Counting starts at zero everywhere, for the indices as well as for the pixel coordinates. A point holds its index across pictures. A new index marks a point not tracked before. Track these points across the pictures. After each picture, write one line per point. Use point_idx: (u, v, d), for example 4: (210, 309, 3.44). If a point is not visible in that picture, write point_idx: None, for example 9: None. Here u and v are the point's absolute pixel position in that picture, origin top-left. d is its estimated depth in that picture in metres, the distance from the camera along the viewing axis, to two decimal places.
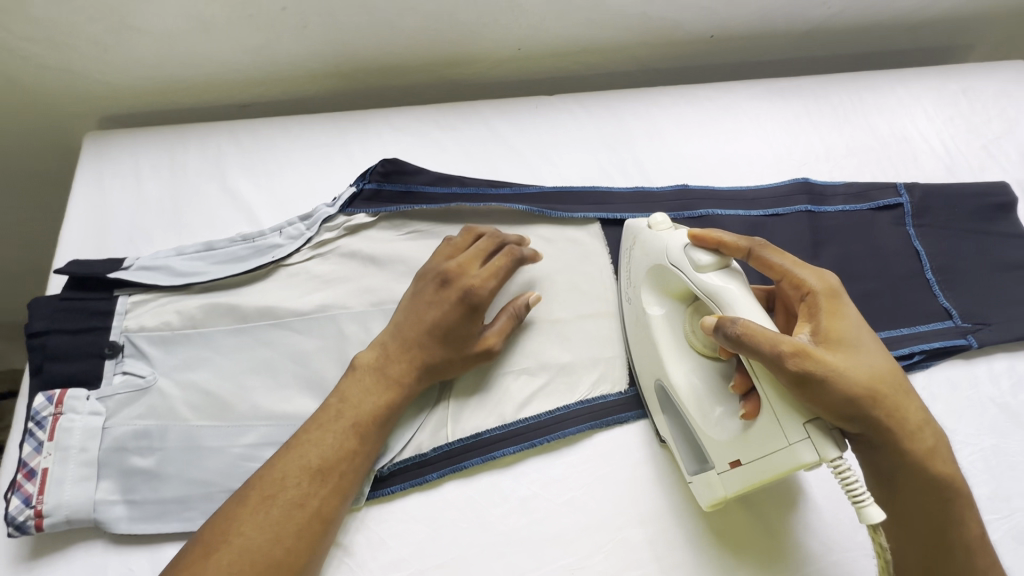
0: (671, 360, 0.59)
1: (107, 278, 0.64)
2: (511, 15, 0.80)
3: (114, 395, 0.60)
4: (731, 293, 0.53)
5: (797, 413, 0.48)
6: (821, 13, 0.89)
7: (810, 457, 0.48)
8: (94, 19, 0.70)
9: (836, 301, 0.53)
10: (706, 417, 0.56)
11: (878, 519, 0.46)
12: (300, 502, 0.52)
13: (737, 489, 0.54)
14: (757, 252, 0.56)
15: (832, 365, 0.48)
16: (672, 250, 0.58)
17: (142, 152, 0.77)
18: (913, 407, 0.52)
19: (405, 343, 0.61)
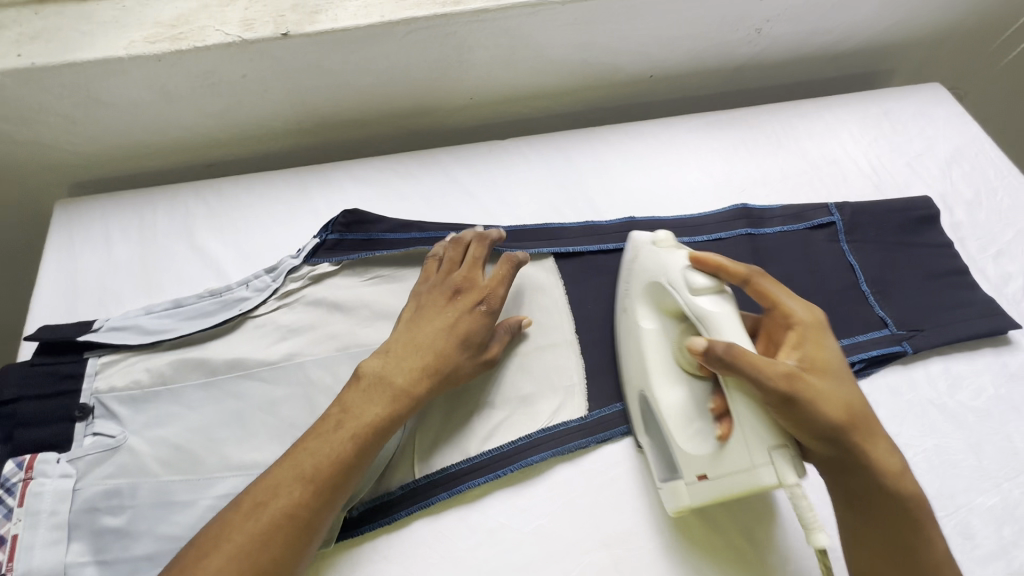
0: (654, 376, 0.62)
1: (77, 342, 0.66)
2: (459, 70, 0.85)
3: (85, 456, 0.61)
4: (717, 318, 0.56)
5: (766, 438, 0.54)
6: (748, 50, 0.96)
7: (772, 480, 0.54)
8: (61, 96, 0.74)
9: (818, 333, 0.58)
10: (683, 431, 0.59)
11: (823, 544, 0.52)
12: (291, 511, 0.54)
13: (703, 501, 0.59)
14: (754, 279, 0.60)
15: (812, 389, 0.53)
16: (673, 271, 0.61)
17: (111, 216, 0.80)
18: (879, 436, 0.56)
19: (414, 354, 0.63)
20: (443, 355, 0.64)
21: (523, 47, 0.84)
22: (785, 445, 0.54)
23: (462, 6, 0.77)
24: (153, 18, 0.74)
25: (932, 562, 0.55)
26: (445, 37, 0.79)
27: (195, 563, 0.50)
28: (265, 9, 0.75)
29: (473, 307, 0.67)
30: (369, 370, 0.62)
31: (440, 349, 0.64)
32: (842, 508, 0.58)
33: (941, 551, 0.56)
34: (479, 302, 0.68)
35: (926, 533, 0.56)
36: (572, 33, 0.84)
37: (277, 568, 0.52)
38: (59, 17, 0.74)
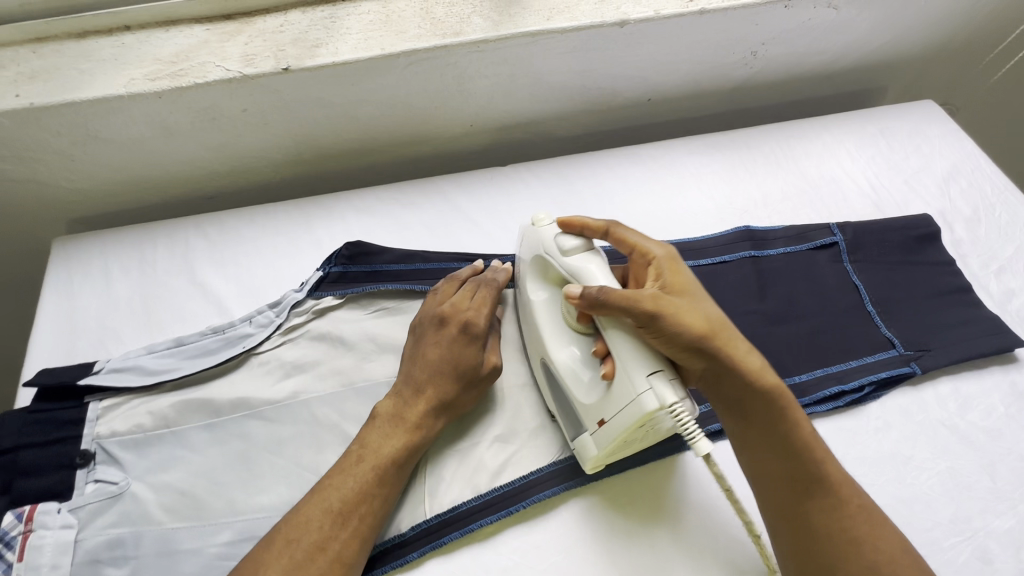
0: (548, 340, 0.65)
1: (77, 386, 0.65)
2: (461, 99, 0.85)
3: (86, 505, 0.59)
4: (591, 269, 0.61)
5: (642, 366, 0.54)
6: (745, 72, 0.97)
7: (653, 405, 0.52)
8: (60, 134, 0.73)
9: (674, 264, 0.61)
10: (578, 384, 0.61)
11: (706, 450, 0.52)
12: (322, 545, 0.54)
13: (607, 447, 0.58)
14: (613, 229, 0.64)
15: (674, 305, 0.55)
16: (546, 241, 0.66)
17: (110, 252, 0.79)
18: (741, 344, 0.57)
19: (417, 388, 0.64)
20: (440, 387, 0.64)
21: (523, 75, 0.85)
22: (664, 366, 0.54)
23: (462, 36, 0.77)
24: (153, 55, 0.74)
25: (814, 452, 0.56)
26: (447, 67, 0.80)
27: None
28: (265, 44, 0.75)
29: (463, 336, 0.66)
30: (381, 409, 0.63)
31: (438, 380, 0.64)
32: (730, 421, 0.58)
33: (815, 438, 0.57)
34: (467, 329, 0.67)
35: (800, 424, 0.56)
36: (571, 60, 0.85)
37: None
38: (58, 56, 0.73)
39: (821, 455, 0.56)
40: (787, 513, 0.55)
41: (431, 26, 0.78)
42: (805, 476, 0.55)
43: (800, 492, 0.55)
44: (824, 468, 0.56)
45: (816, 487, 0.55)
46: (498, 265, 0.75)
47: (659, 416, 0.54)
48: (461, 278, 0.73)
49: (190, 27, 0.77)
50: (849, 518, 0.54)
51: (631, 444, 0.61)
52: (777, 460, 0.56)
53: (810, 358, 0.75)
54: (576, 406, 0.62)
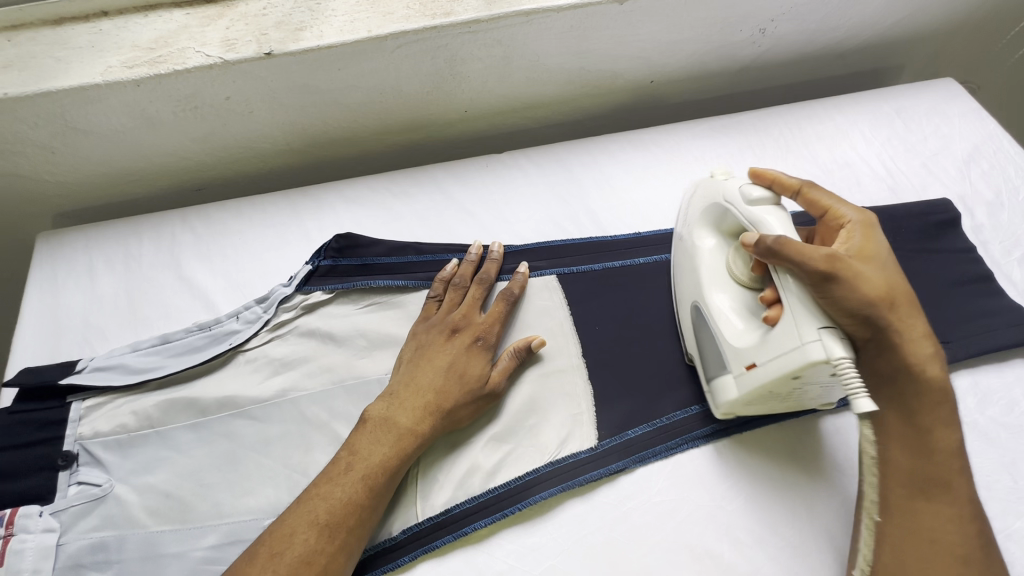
0: (706, 285, 0.65)
1: (59, 385, 0.63)
2: (454, 84, 0.82)
3: (68, 508, 0.58)
4: (770, 221, 0.60)
5: (813, 317, 0.53)
6: (752, 52, 0.92)
7: (819, 356, 0.52)
8: (38, 126, 0.71)
9: (870, 230, 0.61)
10: (731, 328, 0.62)
11: (867, 410, 0.50)
12: (306, 560, 0.51)
13: (749, 391, 0.59)
14: (805, 190, 0.64)
15: (854, 272, 0.55)
16: (729, 190, 0.65)
17: (96, 247, 0.77)
18: (916, 325, 0.58)
19: (415, 396, 0.62)
20: (445, 394, 0.62)
21: (518, 57, 0.81)
22: (832, 325, 0.54)
23: (453, 17, 0.73)
24: (131, 42, 0.71)
25: (945, 449, 0.56)
26: (437, 49, 0.76)
27: None
28: (247, 28, 0.72)
29: (472, 344, 0.66)
30: (374, 416, 0.61)
31: (443, 386, 0.62)
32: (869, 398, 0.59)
33: (956, 435, 0.57)
34: (476, 339, 0.67)
35: (946, 421, 0.57)
36: (568, 40, 0.80)
37: None
38: (33, 44, 0.71)
39: (954, 454, 0.56)
40: (898, 505, 0.56)
41: (419, 6, 0.74)
42: (928, 478, 0.55)
43: (918, 489, 0.55)
44: (952, 468, 0.56)
45: (935, 486, 0.55)
46: (493, 252, 0.74)
47: (820, 371, 0.54)
48: (468, 283, 0.72)
49: (169, 13, 0.74)
50: (956, 526, 0.54)
51: (774, 399, 0.61)
52: (907, 450, 0.56)
53: None
54: (722, 348, 0.62)
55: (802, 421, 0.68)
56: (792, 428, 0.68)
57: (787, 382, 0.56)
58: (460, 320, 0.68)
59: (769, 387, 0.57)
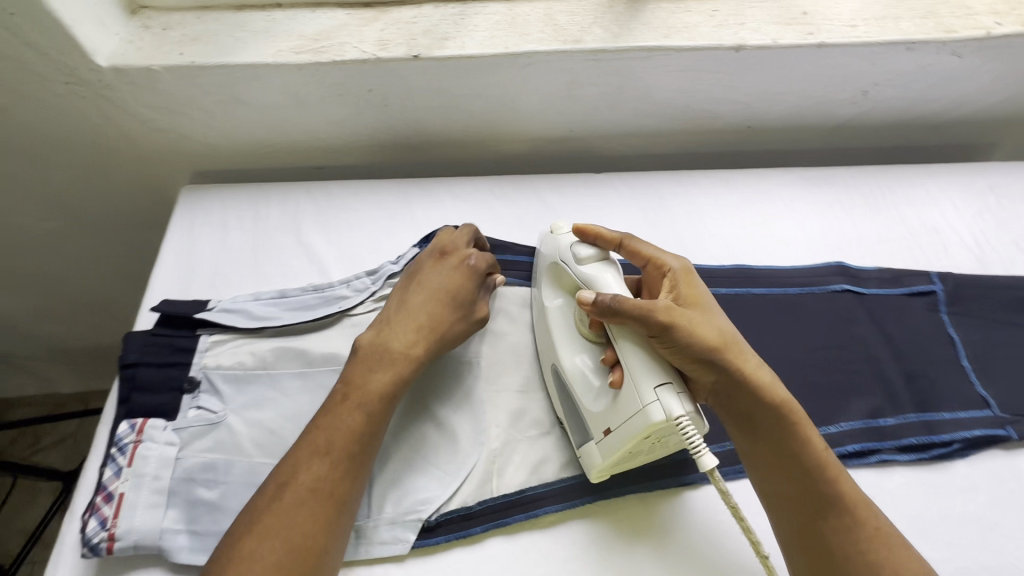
0: (560, 348, 0.68)
1: (193, 317, 0.71)
2: (567, 103, 0.88)
3: (188, 427, 0.64)
4: (604, 278, 0.63)
5: (650, 375, 0.57)
6: (851, 111, 0.96)
7: (659, 417, 0.55)
8: (208, 93, 0.81)
9: (689, 278, 0.65)
10: (588, 392, 0.64)
11: (710, 465, 0.53)
12: (312, 488, 0.55)
13: (610, 458, 0.61)
14: (628, 242, 0.66)
15: (690, 320, 0.58)
16: (563, 249, 0.68)
17: (230, 205, 0.86)
18: (753, 362, 0.60)
19: (406, 321, 0.66)
20: (438, 315, 0.67)
21: (631, 87, 0.87)
22: (671, 380, 0.57)
23: (582, 44, 0.80)
24: (299, 32, 0.80)
25: (825, 470, 0.58)
26: (562, 71, 0.83)
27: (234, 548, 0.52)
28: (399, 32, 0.81)
29: (462, 265, 0.71)
30: (362, 342, 0.65)
31: (434, 309, 0.67)
32: (740, 439, 0.61)
33: (826, 454, 0.59)
34: (464, 265, 0.71)
35: (812, 438, 0.59)
36: (681, 78, 0.86)
37: (308, 545, 0.53)
38: (217, 23, 0.81)
39: (829, 470, 0.58)
40: (801, 532, 0.58)
41: (554, 32, 0.81)
42: (816, 501, 0.57)
43: (811, 514, 0.57)
44: (836, 485, 0.58)
45: (826, 503, 0.57)
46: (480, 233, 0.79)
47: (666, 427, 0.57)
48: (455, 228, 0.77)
49: (333, 10, 0.84)
50: (856, 535, 0.56)
51: (638, 456, 0.63)
52: (789, 481, 0.58)
53: (892, 400, 0.74)
54: (584, 413, 0.64)
55: (871, 469, 0.69)
56: (862, 476, 0.69)
57: (642, 441, 0.59)
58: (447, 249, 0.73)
59: (627, 449, 0.59)
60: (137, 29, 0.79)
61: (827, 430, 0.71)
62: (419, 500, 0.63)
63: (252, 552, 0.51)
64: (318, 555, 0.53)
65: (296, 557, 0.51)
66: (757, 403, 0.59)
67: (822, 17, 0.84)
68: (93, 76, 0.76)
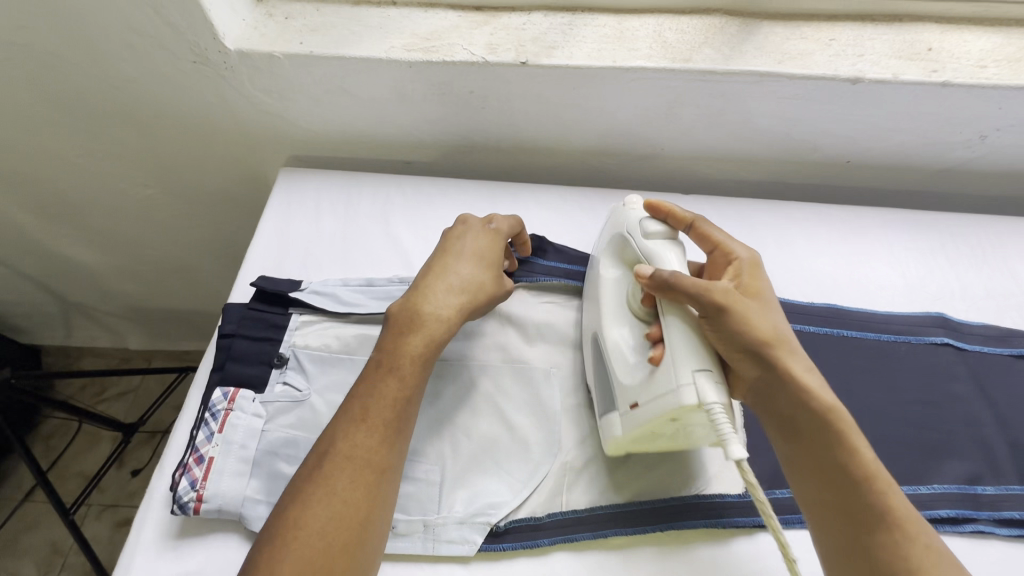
0: (607, 320, 0.67)
1: (288, 296, 0.73)
2: (664, 122, 0.87)
3: (274, 402, 0.66)
4: (669, 256, 0.62)
5: (690, 358, 0.54)
6: (963, 155, 0.91)
7: (692, 400, 0.53)
8: (319, 83, 0.84)
9: (756, 269, 0.62)
10: (622, 364, 0.62)
11: (740, 455, 0.50)
12: (348, 455, 0.54)
13: (633, 431, 0.60)
14: (697, 224, 0.65)
15: (745, 309, 0.56)
16: (631, 223, 0.67)
17: (323, 191, 0.89)
18: (799, 359, 0.57)
19: (437, 282, 0.66)
20: (470, 275, 0.67)
21: (733, 111, 0.85)
22: (711, 367, 0.54)
23: (691, 63, 0.78)
24: (411, 30, 0.82)
25: (877, 483, 0.52)
26: (666, 88, 0.81)
27: (279, 518, 0.51)
28: (508, 37, 0.82)
29: (486, 230, 0.72)
30: (393, 308, 0.64)
31: (465, 270, 0.67)
32: (785, 443, 0.57)
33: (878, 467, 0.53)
34: (489, 233, 0.72)
35: (863, 447, 0.54)
36: (787, 106, 0.83)
37: (353, 512, 0.52)
38: (335, 16, 0.84)
39: (880, 483, 0.52)
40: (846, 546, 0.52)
41: (661, 49, 0.80)
42: (866, 514, 0.52)
43: (857, 528, 0.52)
44: (889, 503, 0.52)
45: (878, 519, 0.51)
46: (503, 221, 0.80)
47: (696, 413, 0.55)
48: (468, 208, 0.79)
49: (444, 12, 0.85)
50: (909, 554, 0.50)
51: (660, 436, 0.62)
52: (835, 489, 0.53)
53: (992, 467, 0.69)
54: (614, 383, 0.63)
55: (965, 538, 0.65)
56: (957, 545, 0.64)
57: (670, 421, 0.57)
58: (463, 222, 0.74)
59: (653, 425, 0.58)
60: (261, 17, 0.83)
61: (918, 490, 0.67)
62: (489, 503, 0.63)
63: (297, 521, 0.50)
64: (361, 526, 0.52)
65: (343, 527, 0.51)
66: (805, 402, 0.55)
67: (948, 55, 0.81)
68: (219, 57, 0.80)
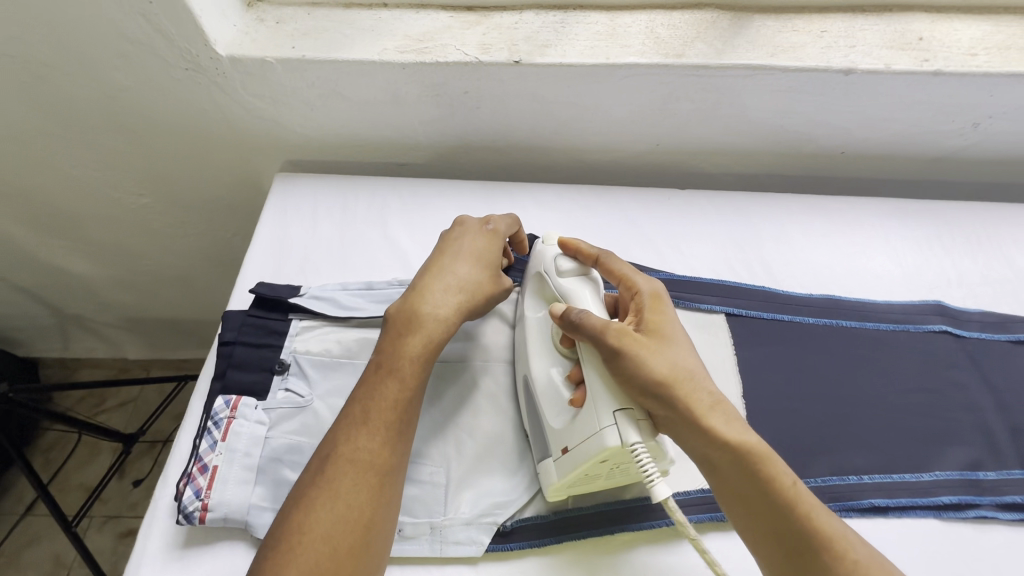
0: (533, 358, 0.66)
1: (287, 302, 0.73)
2: (660, 117, 0.87)
3: (277, 408, 0.66)
4: (579, 294, 0.63)
5: (608, 400, 0.56)
6: (956, 143, 0.91)
7: (615, 442, 0.54)
8: (312, 87, 0.83)
9: (659, 301, 0.63)
10: (551, 406, 0.62)
11: (663, 496, 0.53)
12: (351, 458, 0.54)
13: (566, 478, 0.59)
14: (604, 261, 0.66)
15: (642, 348, 0.56)
16: (546, 261, 0.68)
17: (320, 196, 0.89)
18: (703, 392, 0.56)
19: (433, 282, 0.65)
20: (467, 276, 0.67)
21: (727, 105, 0.85)
22: (629, 406, 0.55)
23: (685, 58, 0.79)
24: (403, 32, 0.82)
25: (802, 510, 0.52)
26: (659, 84, 0.82)
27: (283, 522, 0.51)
28: (501, 37, 0.81)
29: (484, 230, 0.72)
30: (391, 309, 0.64)
31: (462, 270, 0.67)
32: (710, 480, 0.56)
33: (799, 492, 0.53)
34: (488, 232, 0.72)
35: (780, 477, 0.53)
36: (781, 98, 0.84)
37: (356, 517, 0.51)
38: (326, 20, 0.84)
39: (804, 510, 0.52)
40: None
41: (655, 44, 0.80)
42: (796, 544, 0.51)
43: (794, 559, 0.51)
44: (818, 529, 0.51)
45: (808, 547, 0.51)
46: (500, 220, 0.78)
47: (623, 454, 0.56)
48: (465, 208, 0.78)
49: (436, 13, 0.85)
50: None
51: (595, 479, 0.61)
52: (763, 522, 0.52)
53: (993, 453, 0.69)
54: (545, 428, 0.62)
55: (969, 524, 0.65)
56: (961, 531, 0.64)
57: (599, 465, 0.57)
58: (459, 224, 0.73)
59: (584, 470, 0.57)
60: (252, 22, 0.83)
61: (921, 477, 0.67)
62: (495, 503, 0.63)
63: (302, 526, 0.50)
64: (365, 530, 0.51)
65: (347, 532, 0.50)
66: (709, 439, 0.54)
67: (939, 44, 0.81)
68: (211, 64, 0.80)
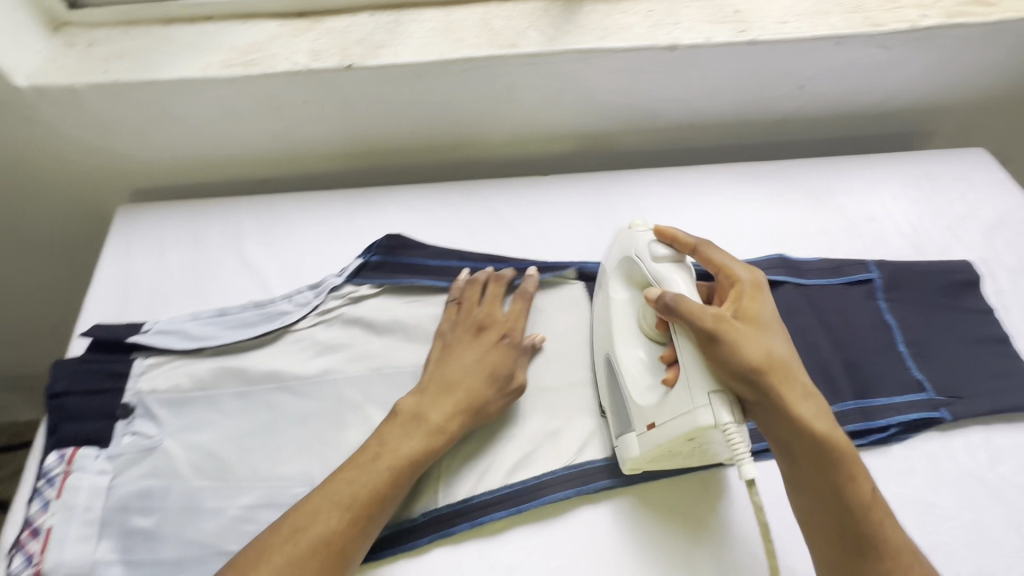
0: (617, 339, 0.68)
1: (127, 341, 0.70)
2: (508, 108, 0.88)
3: (122, 454, 0.63)
4: (674, 277, 0.62)
5: (704, 380, 0.55)
6: (789, 105, 0.97)
7: (707, 421, 0.54)
8: (139, 111, 0.79)
9: (757, 292, 0.61)
10: (637, 385, 0.64)
11: (751, 476, 0.54)
12: (326, 541, 0.53)
13: (649, 451, 0.60)
14: (701, 248, 0.64)
15: (738, 335, 0.55)
16: (638, 244, 0.67)
17: (167, 224, 0.84)
18: (798, 385, 0.56)
19: (445, 392, 0.65)
20: (474, 390, 0.65)
21: (570, 90, 0.87)
22: (723, 388, 0.55)
23: (517, 49, 0.80)
24: (229, 44, 0.79)
25: (870, 512, 0.54)
26: (498, 76, 0.83)
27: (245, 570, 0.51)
28: (332, 42, 0.80)
29: (500, 337, 0.70)
30: (402, 405, 0.64)
31: (471, 382, 0.66)
32: (785, 466, 0.57)
33: (872, 494, 0.55)
34: (504, 336, 0.70)
35: (860, 476, 0.55)
36: (619, 79, 0.87)
37: None
38: (144, 39, 0.80)
39: (872, 509, 0.54)
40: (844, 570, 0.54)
41: (488, 37, 0.81)
42: (854, 539, 0.54)
43: (854, 553, 0.54)
44: (878, 528, 0.54)
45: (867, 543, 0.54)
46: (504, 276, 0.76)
47: (711, 432, 0.57)
48: (483, 280, 0.75)
49: (265, 22, 0.83)
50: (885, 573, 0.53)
51: (674, 457, 0.63)
52: (827, 514, 0.55)
53: (832, 389, 0.75)
54: (629, 405, 0.64)
55: None
56: None
57: (685, 441, 0.58)
58: (485, 317, 0.71)
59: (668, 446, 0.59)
60: (60, 48, 0.78)
61: None
62: None
63: None
64: None
65: None
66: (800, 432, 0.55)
67: (754, 15, 0.86)
68: (15, 96, 0.74)
